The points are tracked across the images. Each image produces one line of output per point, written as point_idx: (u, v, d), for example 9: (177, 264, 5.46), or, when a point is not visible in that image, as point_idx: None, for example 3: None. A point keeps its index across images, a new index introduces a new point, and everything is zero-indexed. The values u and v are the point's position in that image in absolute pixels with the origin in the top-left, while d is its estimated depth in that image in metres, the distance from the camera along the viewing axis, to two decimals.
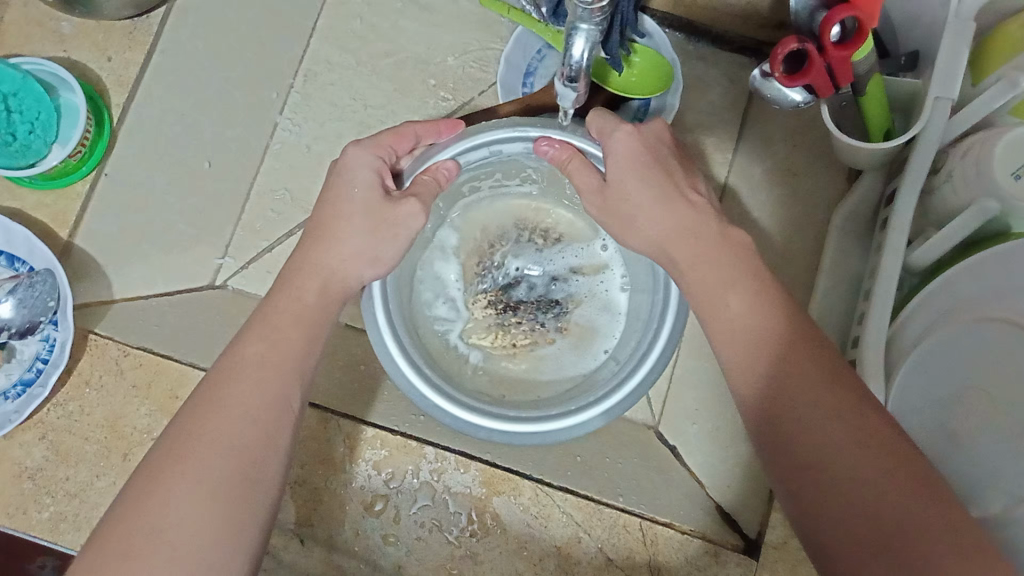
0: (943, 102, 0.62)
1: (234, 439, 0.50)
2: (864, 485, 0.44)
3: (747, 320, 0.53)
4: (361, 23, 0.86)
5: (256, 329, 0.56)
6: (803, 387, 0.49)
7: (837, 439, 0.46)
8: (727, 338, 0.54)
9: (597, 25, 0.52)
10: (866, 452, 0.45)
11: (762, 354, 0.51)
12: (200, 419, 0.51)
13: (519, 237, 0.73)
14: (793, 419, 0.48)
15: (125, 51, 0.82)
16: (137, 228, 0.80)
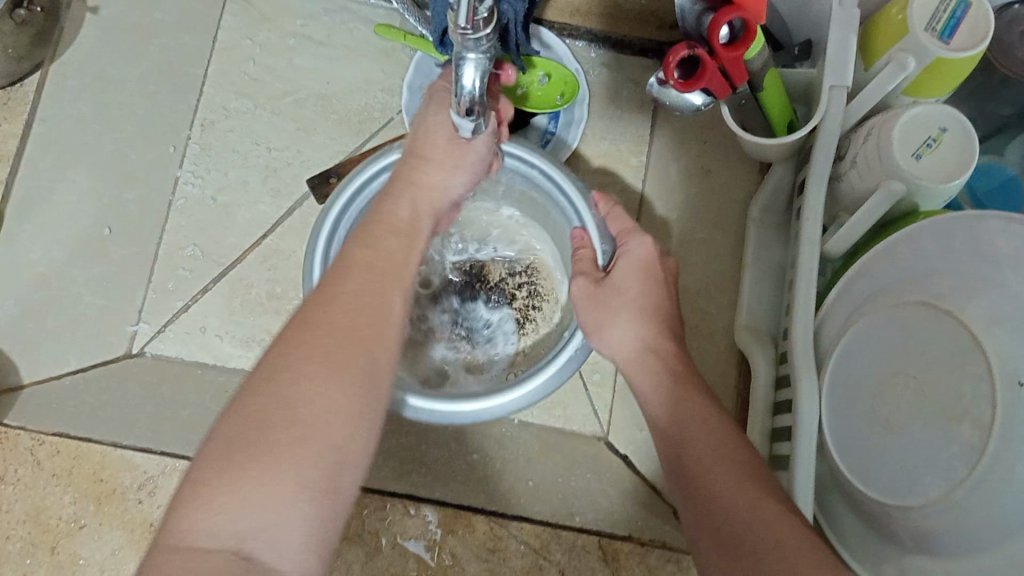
0: (838, 90, 0.63)
1: (339, 348, 0.44)
2: (738, 505, 0.46)
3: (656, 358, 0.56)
4: (255, 65, 0.83)
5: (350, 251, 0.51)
6: (696, 421, 0.51)
7: (714, 455, 0.49)
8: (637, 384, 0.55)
9: (485, 54, 0.50)
10: (745, 478, 0.47)
11: (661, 388, 0.54)
12: (302, 331, 0.44)
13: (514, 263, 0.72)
14: (689, 449, 0.50)
15: (3, 123, 0.79)
16: (38, 306, 0.76)
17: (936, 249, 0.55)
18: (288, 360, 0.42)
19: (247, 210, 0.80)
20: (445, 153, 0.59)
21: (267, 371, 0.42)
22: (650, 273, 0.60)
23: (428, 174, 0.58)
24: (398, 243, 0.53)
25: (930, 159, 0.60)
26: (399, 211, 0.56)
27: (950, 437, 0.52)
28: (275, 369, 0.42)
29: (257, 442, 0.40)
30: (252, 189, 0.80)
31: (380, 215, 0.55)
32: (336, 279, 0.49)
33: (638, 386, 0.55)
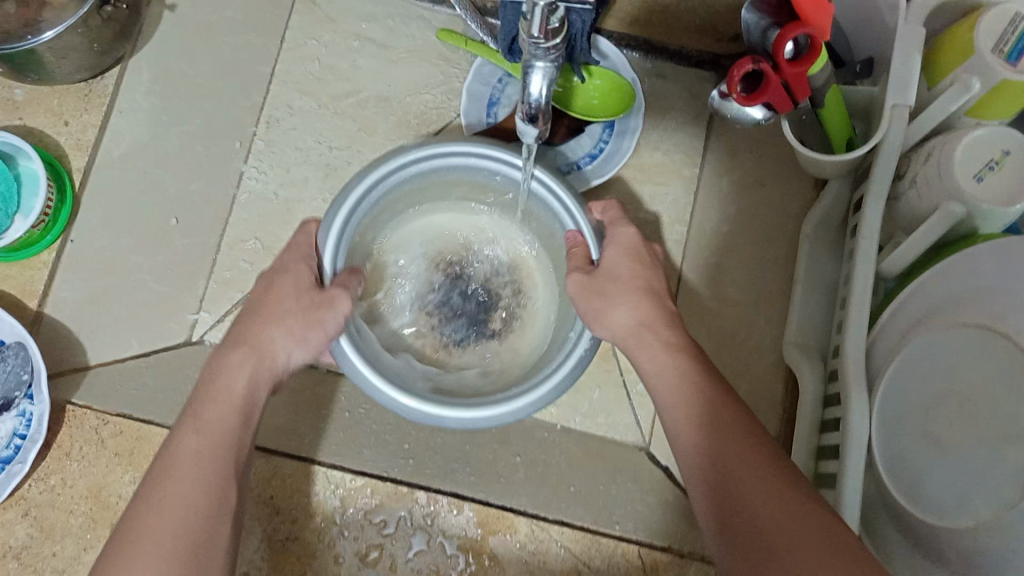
0: (901, 109, 0.63)
1: (184, 508, 0.50)
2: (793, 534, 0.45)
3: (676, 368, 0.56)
4: (319, 65, 0.86)
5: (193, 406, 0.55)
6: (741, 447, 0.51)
7: (757, 477, 0.49)
8: (655, 387, 0.56)
9: (553, 62, 0.52)
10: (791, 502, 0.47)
11: (704, 410, 0.53)
12: (147, 497, 0.50)
13: (507, 293, 0.71)
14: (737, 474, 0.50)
15: (82, 114, 0.82)
16: (105, 291, 0.79)
17: (997, 270, 0.55)
18: (131, 527, 0.49)
19: (306, 207, 0.82)
20: (295, 319, 0.59)
21: (118, 543, 0.49)
22: (637, 257, 0.61)
23: (274, 342, 0.59)
24: (233, 420, 0.55)
25: (992, 181, 0.59)
26: (237, 383, 0.57)
27: (1002, 459, 0.52)
28: (103, 569, 0.48)
29: None
30: (312, 186, 0.83)
31: (215, 390, 0.56)
32: (178, 438, 0.54)
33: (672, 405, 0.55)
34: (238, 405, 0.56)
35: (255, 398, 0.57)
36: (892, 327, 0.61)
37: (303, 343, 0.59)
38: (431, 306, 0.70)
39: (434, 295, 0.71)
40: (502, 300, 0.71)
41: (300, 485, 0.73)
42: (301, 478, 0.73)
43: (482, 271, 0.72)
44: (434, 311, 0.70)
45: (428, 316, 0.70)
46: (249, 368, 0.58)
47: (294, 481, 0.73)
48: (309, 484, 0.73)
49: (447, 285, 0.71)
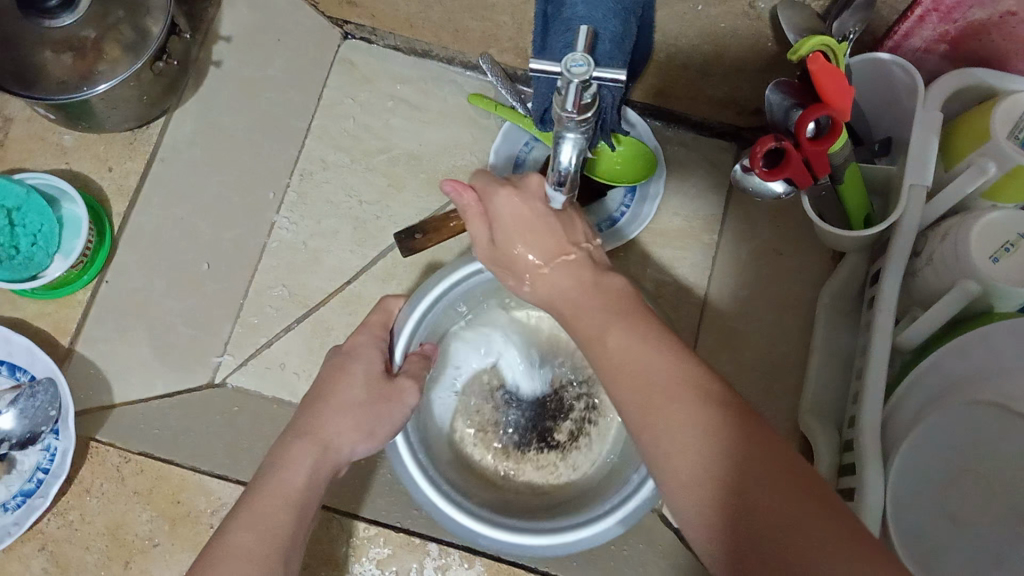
0: (918, 188, 0.65)
1: None
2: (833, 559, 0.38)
3: (649, 357, 0.49)
4: (354, 123, 0.89)
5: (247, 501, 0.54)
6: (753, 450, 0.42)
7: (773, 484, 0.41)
8: (646, 381, 0.48)
9: (584, 134, 0.54)
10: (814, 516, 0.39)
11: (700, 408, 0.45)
12: None
13: (573, 402, 0.73)
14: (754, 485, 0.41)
15: (126, 160, 0.85)
16: (135, 331, 0.81)
17: (1014, 352, 0.56)
18: None
19: (334, 257, 0.85)
20: (364, 412, 0.59)
21: None
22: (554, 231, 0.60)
23: (335, 433, 0.59)
24: (286, 516, 0.54)
25: (1007, 262, 0.61)
26: (293, 476, 0.55)
27: (1023, 538, 0.54)
28: None
29: None
30: (342, 238, 0.86)
31: (272, 484, 0.55)
32: (228, 532, 0.52)
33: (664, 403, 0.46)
34: (291, 497, 0.55)
35: (311, 494, 0.56)
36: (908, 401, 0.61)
37: (371, 437, 0.60)
38: (500, 416, 0.73)
39: (506, 404, 0.73)
40: (568, 408, 0.73)
41: (314, 532, 0.73)
42: (318, 528, 0.73)
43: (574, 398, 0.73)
44: (503, 418, 0.73)
45: (498, 424, 0.73)
46: (311, 459, 0.57)
47: (308, 526, 0.73)
48: (324, 533, 0.73)
49: (517, 394, 0.74)
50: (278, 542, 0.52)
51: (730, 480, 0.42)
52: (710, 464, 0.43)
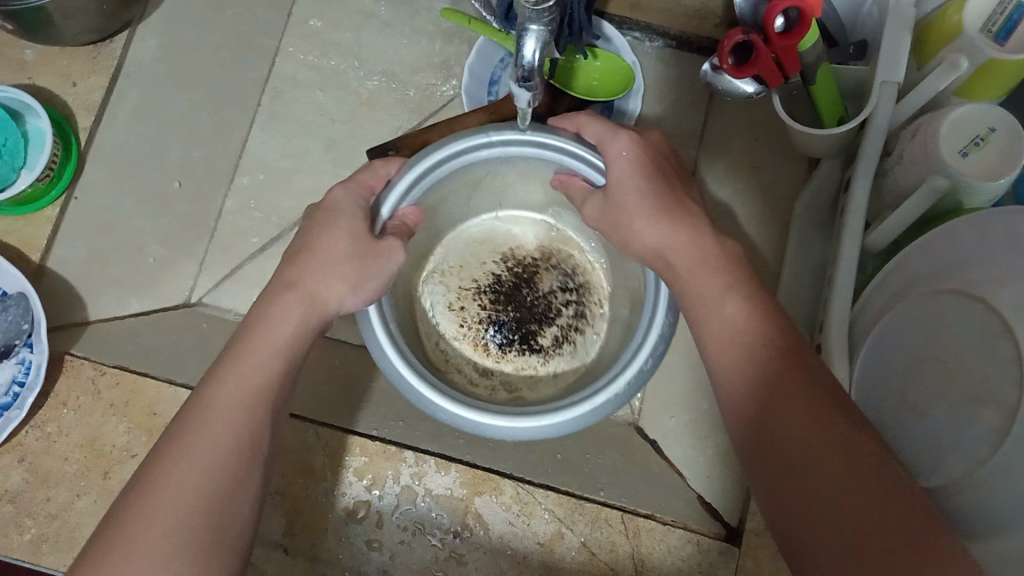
0: (889, 85, 0.64)
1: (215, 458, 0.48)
2: (819, 475, 0.44)
3: (740, 342, 0.51)
4: (325, 40, 0.87)
5: (231, 362, 0.53)
6: (791, 392, 0.48)
7: (797, 415, 0.47)
8: (697, 314, 0.54)
9: (546, 26, 0.53)
10: (825, 440, 0.45)
11: (751, 358, 0.50)
12: (188, 427, 0.50)
13: (560, 266, 0.72)
14: (779, 417, 0.47)
15: (90, 75, 0.83)
16: (105, 251, 0.80)
17: (974, 241, 0.55)
18: (164, 463, 0.48)
19: (307, 176, 0.84)
20: (351, 265, 0.55)
21: (150, 472, 0.48)
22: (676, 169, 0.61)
23: (322, 286, 0.55)
24: (274, 365, 0.53)
25: (976, 157, 0.60)
26: (277, 330, 0.54)
27: (974, 420, 0.53)
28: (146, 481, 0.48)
29: (148, 507, 0.46)
30: (314, 156, 0.85)
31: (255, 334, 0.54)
32: (215, 383, 0.52)
33: (711, 350, 0.52)
34: (286, 354, 0.54)
35: (301, 345, 0.55)
36: (875, 298, 0.63)
37: (359, 289, 0.56)
38: (489, 284, 0.71)
39: (487, 289, 0.71)
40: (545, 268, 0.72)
41: (291, 442, 0.73)
42: (297, 440, 0.73)
43: (545, 275, 0.72)
44: (486, 288, 0.71)
45: (486, 298, 0.71)
46: (301, 312, 0.55)
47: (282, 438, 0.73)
48: (301, 441, 0.73)
49: (503, 278, 0.71)
50: (269, 387, 0.52)
51: (790, 445, 0.46)
52: (749, 387, 0.50)
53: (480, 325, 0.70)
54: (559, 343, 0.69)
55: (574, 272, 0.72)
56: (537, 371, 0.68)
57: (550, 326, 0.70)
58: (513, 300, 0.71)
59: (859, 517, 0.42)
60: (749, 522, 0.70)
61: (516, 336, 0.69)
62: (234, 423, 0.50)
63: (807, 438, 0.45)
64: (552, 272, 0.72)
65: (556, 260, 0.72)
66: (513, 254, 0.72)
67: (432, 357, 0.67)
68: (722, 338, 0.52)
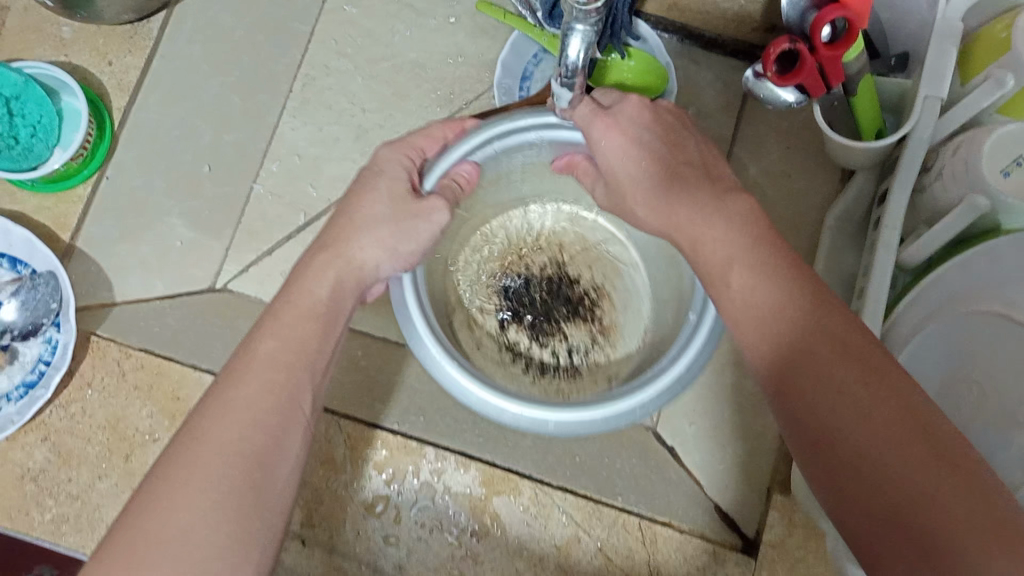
0: (932, 101, 0.64)
1: (253, 425, 0.46)
2: (859, 426, 0.41)
3: (754, 297, 0.48)
4: (357, 29, 0.87)
5: (266, 328, 0.51)
6: (821, 341, 0.45)
7: (833, 366, 0.43)
8: (715, 268, 0.51)
9: (593, 27, 0.52)
10: (862, 389, 0.42)
11: (779, 306, 0.47)
12: (220, 396, 0.47)
13: (584, 344, 0.73)
14: (810, 370, 0.44)
15: (126, 55, 0.83)
16: (133, 232, 0.81)
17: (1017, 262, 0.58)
18: (198, 431, 0.46)
19: (336, 165, 0.84)
20: (388, 227, 0.57)
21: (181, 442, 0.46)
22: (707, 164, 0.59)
23: (361, 249, 0.56)
24: (312, 327, 0.52)
25: (1018, 177, 0.60)
26: (317, 290, 0.54)
27: (1010, 441, 0.56)
28: (174, 449, 0.45)
29: (180, 473, 0.44)
30: (343, 146, 0.84)
31: (292, 297, 0.54)
32: (254, 341, 0.51)
33: (733, 296, 0.50)
34: (321, 315, 0.53)
35: (337, 306, 0.54)
36: (909, 315, 0.62)
37: (397, 255, 0.58)
38: (551, 269, 0.75)
39: (556, 269, 0.75)
40: (585, 327, 0.74)
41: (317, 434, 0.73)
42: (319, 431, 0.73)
43: (576, 325, 0.74)
44: (553, 270, 0.75)
45: (540, 267, 0.75)
46: (335, 274, 0.55)
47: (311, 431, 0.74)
48: (324, 433, 0.73)
49: (562, 285, 0.75)
50: (308, 349, 0.51)
51: (825, 396, 0.43)
52: (779, 332, 0.46)
53: (518, 264, 0.75)
54: (510, 345, 0.73)
55: (595, 354, 0.72)
56: (484, 327, 0.73)
57: (531, 335, 0.73)
58: (551, 299, 0.75)
59: (912, 466, 0.39)
60: (767, 533, 0.70)
61: (513, 302, 0.74)
62: (274, 377, 0.49)
63: (845, 395, 0.42)
64: (587, 334, 0.73)
65: (603, 337, 0.73)
66: (597, 290, 0.75)
67: (487, 230, 0.75)
68: (741, 296, 0.49)
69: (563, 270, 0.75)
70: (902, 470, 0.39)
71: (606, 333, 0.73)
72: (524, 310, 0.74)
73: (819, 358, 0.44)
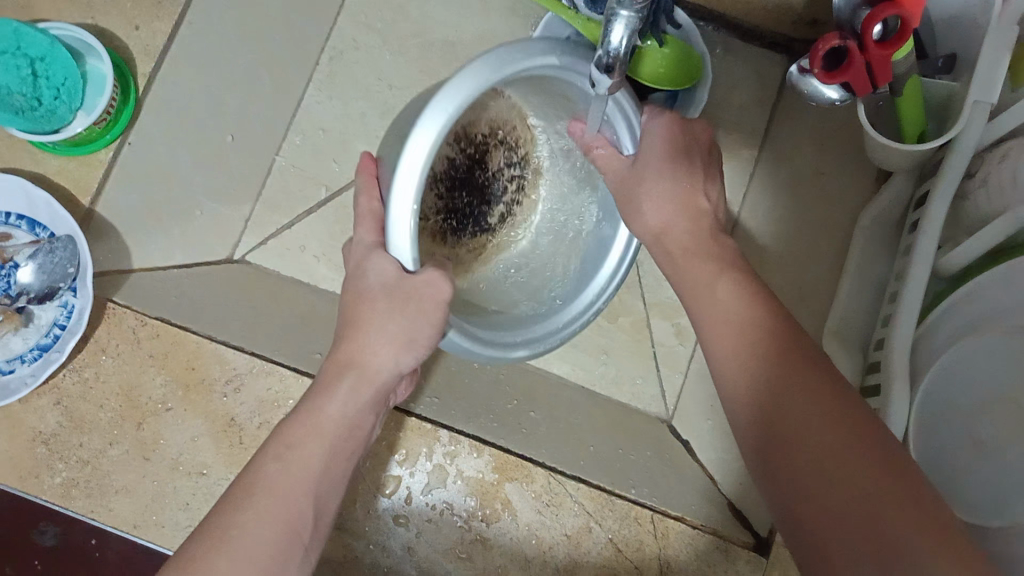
0: (982, 106, 0.62)
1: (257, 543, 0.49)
2: (823, 454, 0.43)
3: (736, 319, 0.53)
4: (389, 4, 0.85)
5: (272, 448, 0.54)
6: (790, 377, 0.48)
7: (802, 401, 0.46)
8: (701, 300, 0.55)
9: (637, 13, 0.50)
10: (825, 420, 0.45)
11: (749, 341, 0.51)
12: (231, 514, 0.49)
13: (511, 150, 0.68)
14: (786, 410, 0.46)
15: (153, 20, 0.82)
16: (153, 200, 0.80)
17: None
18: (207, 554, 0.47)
19: (361, 143, 0.83)
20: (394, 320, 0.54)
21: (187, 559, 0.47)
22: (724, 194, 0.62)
23: (372, 351, 0.56)
24: (320, 449, 0.54)
25: None
26: (330, 411, 0.56)
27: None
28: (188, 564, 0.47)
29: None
30: (369, 124, 0.83)
31: (310, 416, 0.56)
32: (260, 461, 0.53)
33: (714, 339, 0.53)
34: (327, 432, 0.55)
35: (345, 428, 0.56)
36: (946, 324, 0.62)
37: (412, 344, 0.55)
38: (441, 173, 0.63)
39: (441, 181, 0.64)
40: (499, 153, 0.67)
41: None
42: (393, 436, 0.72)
43: (495, 152, 0.67)
44: (437, 183, 0.64)
45: (433, 204, 0.64)
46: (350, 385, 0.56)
47: None
48: None
49: (451, 173, 0.65)
50: (313, 472, 0.53)
51: (796, 426, 0.45)
52: (755, 369, 0.50)
53: (435, 216, 0.64)
54: (503, 223, 0.70)
55: (518, 144, 0.68)
56: (490, 254, 0.69)
57: (488, 207, 0.69)
58: (466, 179, 0.66)
59: (871, 494, 0.41)
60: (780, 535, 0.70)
61: (468, 221, 0.68)
62: (274, 507, 0.51)
63: (808, 428, 0.45)
64: (502, 149, 0.67)
65: (507, 134, 0.67)
66: (467, 133, 0.63)
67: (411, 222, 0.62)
68: (722, 329, 0.53)
69: (443, 174, 0.64)
70: (857, 494, 0.41)
71: (520, 137, 0.68)
72: (464, 212, 0.68)
73: (794, 397, 0.46)
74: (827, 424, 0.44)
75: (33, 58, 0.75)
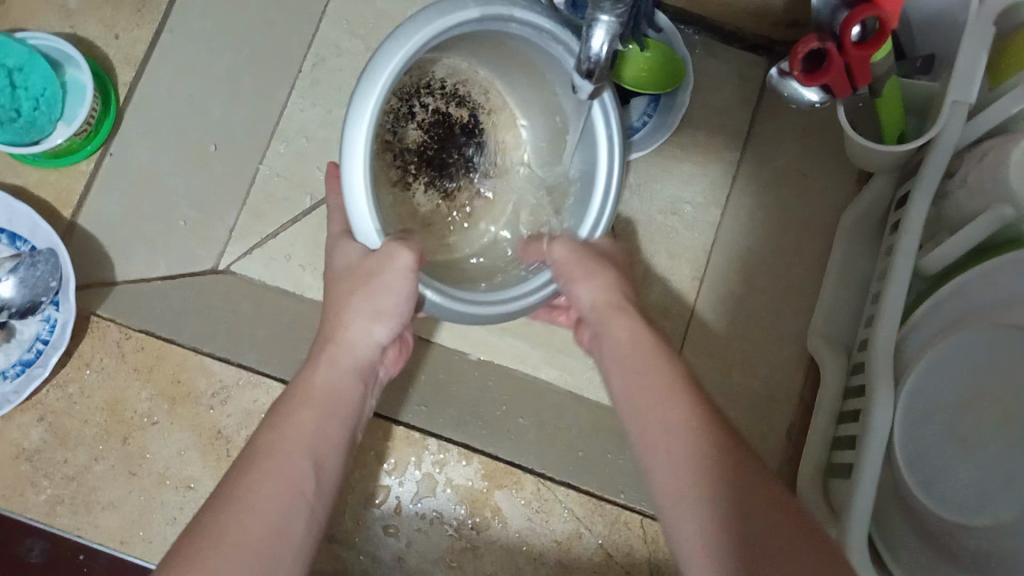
0: (961, 106, 0.62)
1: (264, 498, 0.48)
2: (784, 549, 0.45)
3: (682, 412, 0.53)
4: (371, 10, 0.84)
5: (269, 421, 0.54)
6: (746, 479, 0.49)
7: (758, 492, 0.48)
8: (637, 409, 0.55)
9: (618, 16, 0.51)
10: (786, 524, 0.47)
11: (690, 434, 0.51)
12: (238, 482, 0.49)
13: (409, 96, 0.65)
14: (745, 503, 0.47)
15: (134, 28, 0.81)
16: (134, 212, 0.79)
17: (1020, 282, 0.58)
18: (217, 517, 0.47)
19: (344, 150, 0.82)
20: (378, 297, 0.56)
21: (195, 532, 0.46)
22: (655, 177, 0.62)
23: (359, 332, 0.58)
24: (313, 414, 0.54)
25: None
26: (318, 381, 0.56)
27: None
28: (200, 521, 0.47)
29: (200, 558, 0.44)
30: None
31: (301, 390, 0.56)
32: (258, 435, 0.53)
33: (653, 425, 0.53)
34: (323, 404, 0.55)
35: (336, 394, 0.56)
36: (927, 324, 0.63)
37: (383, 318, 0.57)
38: (424, 183, 0.67)
39: (433, 184, 0.67)
40: (401, 113, 0.65)
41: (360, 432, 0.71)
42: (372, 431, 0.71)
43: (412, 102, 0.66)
44: (428, 179, 0.67)
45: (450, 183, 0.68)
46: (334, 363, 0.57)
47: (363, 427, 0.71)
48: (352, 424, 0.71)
49: (430, 177, 0.67)
50: (309, 436, 0.53)
51: (758, 522, 0.47)
52: (701, 458, 0.50)
53: (457, 184, 0.68)
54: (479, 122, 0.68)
55: (401, 81, 0.64)
56: (500, 140, 0.69)
57: (456, 129, 0.68)
58: (429, 147, 0.68)
59: None
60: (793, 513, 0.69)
61: (468, 153, 0.68)
62: (275, 471, 0.50)
63: (773, 527, 0.46)
64: (393, 105, 0.64)
65: (388, 103, 0.64)
66: (397, 180, 0.66)
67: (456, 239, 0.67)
68: (661, 416, 0.53)
69: (424, 183, 0.67)
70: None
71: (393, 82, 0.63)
72: (454, 154, 0.68)
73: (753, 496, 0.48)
74: (791, 535, 0.46)
75: (11, 67, 0.74)
